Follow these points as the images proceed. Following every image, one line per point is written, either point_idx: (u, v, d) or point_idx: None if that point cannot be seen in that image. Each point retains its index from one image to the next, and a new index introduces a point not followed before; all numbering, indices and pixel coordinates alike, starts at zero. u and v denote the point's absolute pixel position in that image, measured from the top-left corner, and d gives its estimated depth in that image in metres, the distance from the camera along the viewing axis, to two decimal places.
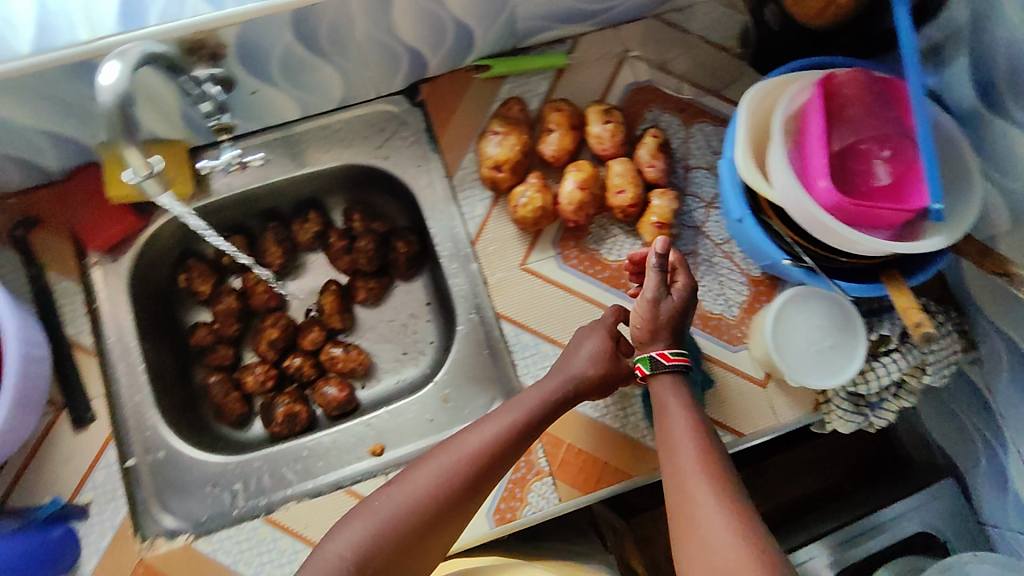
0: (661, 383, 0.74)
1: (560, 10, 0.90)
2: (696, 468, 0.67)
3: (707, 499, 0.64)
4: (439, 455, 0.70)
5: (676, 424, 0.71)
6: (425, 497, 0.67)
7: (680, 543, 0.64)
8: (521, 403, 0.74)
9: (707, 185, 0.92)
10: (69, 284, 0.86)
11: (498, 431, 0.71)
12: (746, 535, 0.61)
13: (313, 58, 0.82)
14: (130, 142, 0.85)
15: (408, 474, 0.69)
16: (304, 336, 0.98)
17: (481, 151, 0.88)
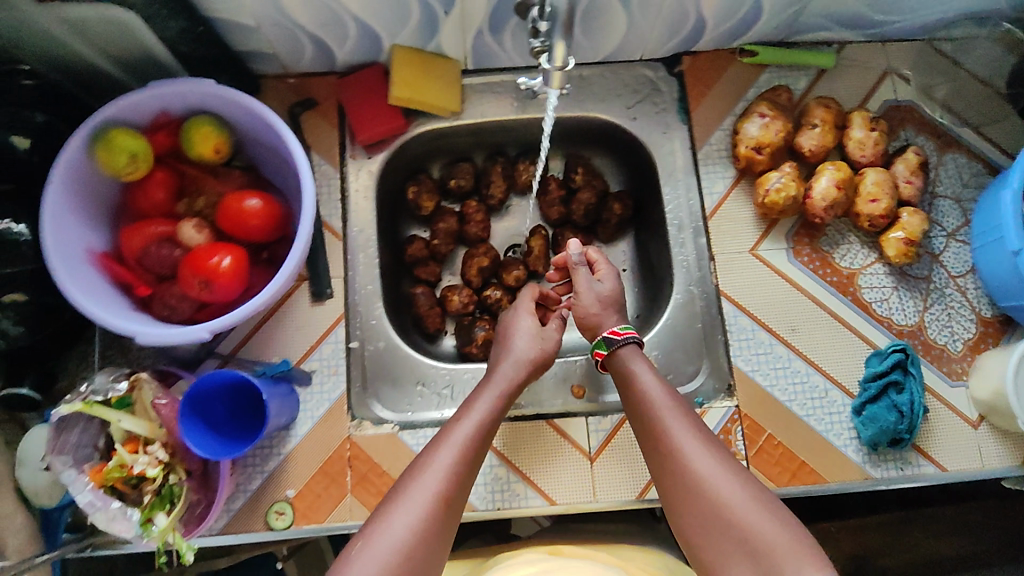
0: (626, 355, 0.78)
1: (848, 12, 0.89)
2: (687, 430, 0.69)
3: (709, 462, 0.66)
4: (444, 453, 0.66)
5: (650, 383, 0.74)
6: (445, 492, 0.64)
7: (685, 507, 0.65)
8: (500, 376, 0.76)
9: (951, 215, 0.91)
10: (329, 169, 0.91)
11: (489, 416, 0.72)
12: (759, 503, 0.62)
13: (615, 5, 0.84)
14: (418, 51, 0.90)
15: (417, 469, 0.66)
16: (508, 271, 1.00)
17: (739, 131, 0.89)
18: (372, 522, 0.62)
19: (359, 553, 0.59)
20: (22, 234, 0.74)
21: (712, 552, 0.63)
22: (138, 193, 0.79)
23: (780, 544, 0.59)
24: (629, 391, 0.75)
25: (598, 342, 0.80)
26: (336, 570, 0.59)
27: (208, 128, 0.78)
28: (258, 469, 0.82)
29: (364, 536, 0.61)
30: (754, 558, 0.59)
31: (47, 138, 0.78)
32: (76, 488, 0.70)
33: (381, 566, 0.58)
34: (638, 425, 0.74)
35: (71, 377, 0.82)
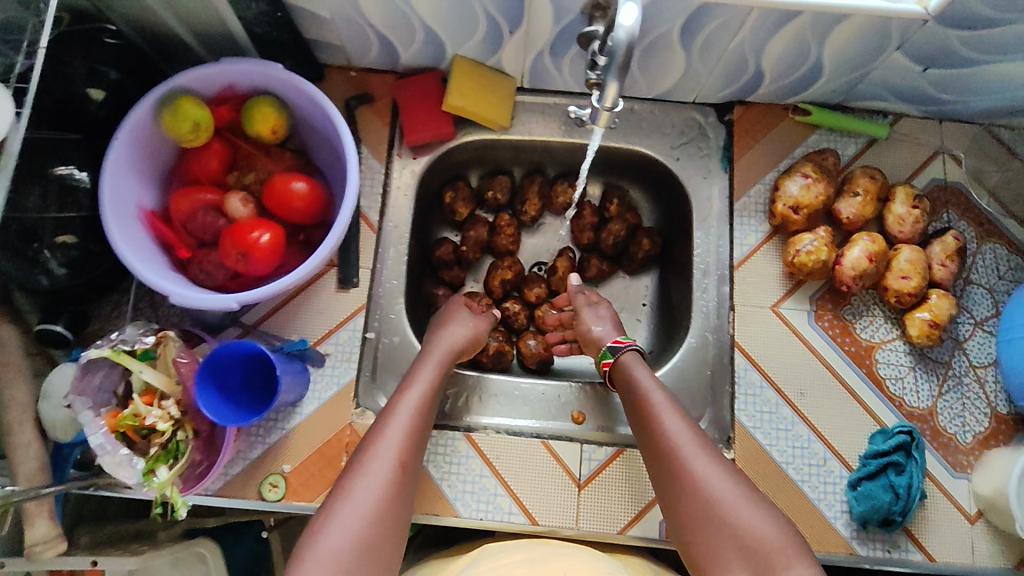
0: (630, 359, 0.85)
1: (908, 88, 0.89)
2: (686, 430, 0.75)
3: (708, 462, 0.72)
4: (395, 421, 0.73)
5: (651, 384, 0.80)
6: (398, 462, 0.70)
7: (682, 501, 0.71)
8: (433, 355, 0.82)
9: (981, 305, 0.90)
10: (374, 164, 0.94)
11: (429, 385, 0.78)
12: (753, 503, 0.69)
13: (677, 50, 0.84)
14: (478, 63, 0.92)
15: (374, 438, 0.71)
16: (530, 287, 1.03)
17: (779, 188, 0.90)
18: (337, 489, 0.68)
19: (327, 517, 0.65)
20: (83, 182, 0.79)
21: (704, 544, 0.68)
22: (194, 160, 0.83)
23: (771, 540, 0.65)
24: (631, 392, 0.81)
25: (603, 352, 0.88)
26: (311, 528, 0.65)
27: (269, 108, 0.81)
28: (260, 440, 0.85)
29: (331, 500, 0.67)
30: (747, 552, 0.65)
31: (120, 97, 0.83)
32: (91, 428, 0.73)
33: (351, 529, 0.64)
34: (637, 424, 0.80)
35: (102, 322, 0.86)
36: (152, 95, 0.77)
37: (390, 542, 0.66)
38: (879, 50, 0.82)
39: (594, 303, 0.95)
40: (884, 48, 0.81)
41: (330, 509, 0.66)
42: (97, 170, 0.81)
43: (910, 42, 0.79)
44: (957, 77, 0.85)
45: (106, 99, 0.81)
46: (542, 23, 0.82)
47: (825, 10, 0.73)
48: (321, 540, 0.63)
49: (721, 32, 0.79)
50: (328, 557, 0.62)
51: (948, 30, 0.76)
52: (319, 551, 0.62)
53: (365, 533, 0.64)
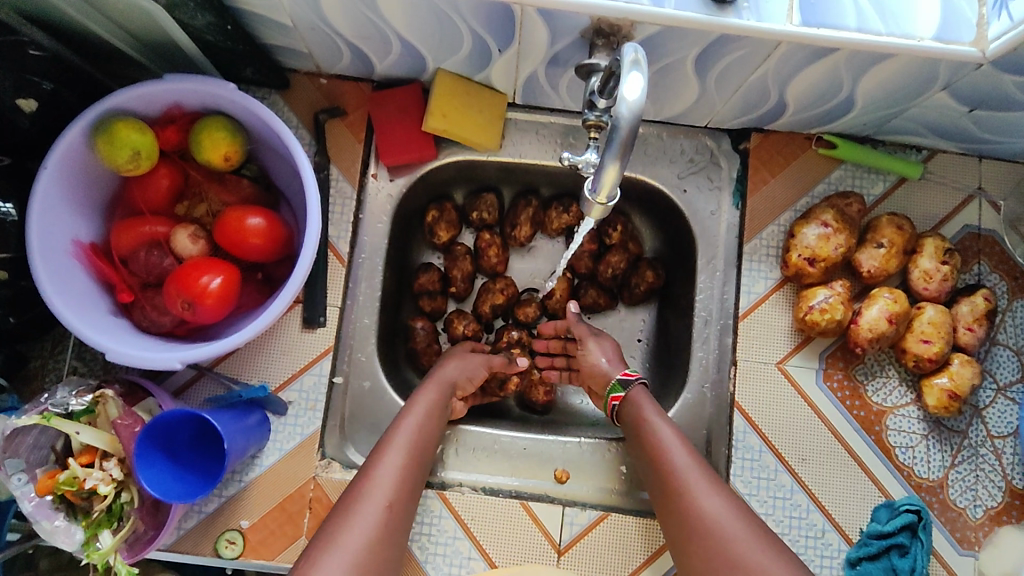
0: (636, 394, 0.78)
1: (949, 125, 0.79)
2: (694, 466, 0.68)
3: (718, 501, 0.65)
4: (395, 449, 0.67)
5: (657, 419, 0.74)
6: (394, 496, 0.64)
7: (694, 546, 0.64)
8: (438, 379, 0.77)
9: (1006, 369, 0.83)
10: (346, 187, 0.85)
11: (432, 412, 0.73)
12: (768, 544, 0.61)
13: (691, 76, 0.74)
14: (465, 79, 0.82)
15: (371, 468, 0.65)
16: (523, 308, 0.92)
17: (795, 234, 0.81)
18: (327, 525, 0.61)
19: (316, 555, 0.58)
20: (9, 213, 0.69)
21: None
22: (137, 188, 0.74)
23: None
24: (637, 429, 0.75)
25: (613, 385, 0.81)
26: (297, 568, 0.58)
27: (220, 134, 0.72)
28: (216, 493, 0.78)
29: (322, 536, 0.60)
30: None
31: (49, 112, 0.72)
32: (24, 496, 0.68)
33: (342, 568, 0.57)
34: (643, 464, 0.73)
35: (42, 360, 0.78)
36: (83, 120, 0.67)
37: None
38: (920, 87, 0.71)
39: (598, 334, 0.86)
40: (926, 86, 0.71)
41: (320, 547, 0.58)
42: (24, 199, 0.71)
43: (957, 83, 0.69)
44: (1007, 119, 0.75)
45: (40, 109, 0.70)
46: (536, 44, 0.71)
47: (864, 48, 0.63)
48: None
49: (741, 62, 0.69)
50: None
51: (1003, 74, 0.66)
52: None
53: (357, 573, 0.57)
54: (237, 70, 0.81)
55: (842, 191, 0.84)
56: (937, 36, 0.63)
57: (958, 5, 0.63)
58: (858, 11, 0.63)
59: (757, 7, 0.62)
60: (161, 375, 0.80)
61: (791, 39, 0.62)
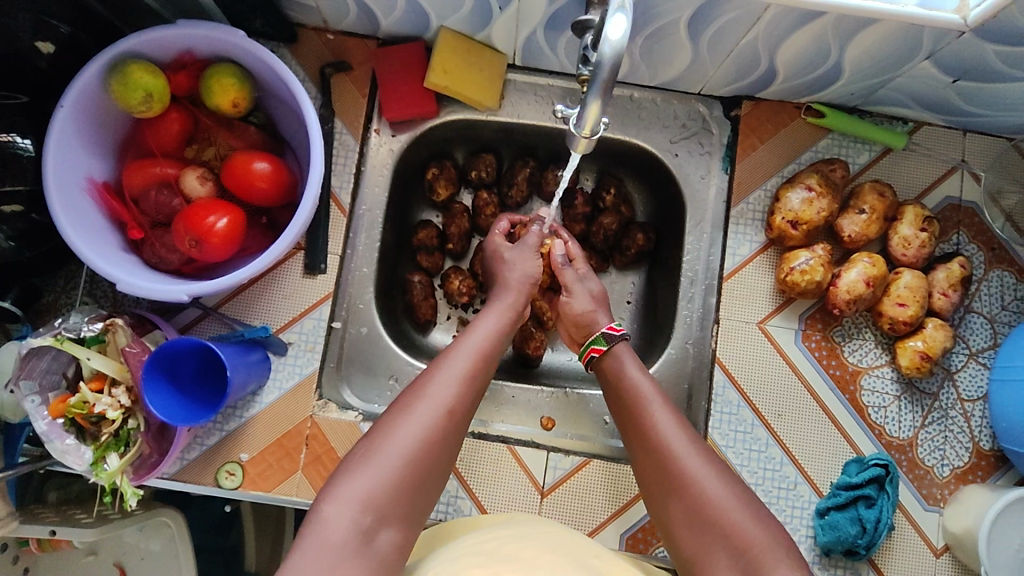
0: (618, 353, 0.78)
1: (933, 96, 0.82)
2: (674, 425, 0.68)
3: (698, 460, 0.65)
4: (457, 359, 0.67)
5: (640, 381, 0.73)
6: (454, 403, 0.64)
7: (671, 500, 0.65)
8: (505, 294, 0.79)
9: (979, 335, 0.86)
10: (349, 140, 0.88)
11: (498, 330, 0.73)
12: (743, 500, 0.62)
13: (685, 40, 0.76)
14: (466, 38, 0.84)
15: (429, 375, 0.65)
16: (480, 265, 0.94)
17: (780, 199, 0.84)
18: (383, 419, 0.62)
19: (373, 446, 0.60)
20: (25, 148, 0.72)
21: (692, 546, 0.62)
22: (149, 130, 0.78)
23: (761, 545, 0.59)
24: (619, 388, 0.74)
25: (596, 337, 0.80)
26: (351, 457, 0.60)
27: (230, 80, 0.75)
28: (218, 426, 0.82)
29: (377, 429, 0.61)
30: (733, 550, 0.59)
31: (68, 55, 0.75)
32: (37, 415, 0.71)
33: (393, 463, 0.59)
34: (624, 421, 0.73)
35: (55, 294, 0.82)
36: (99, 61, 0.70)
37: (431, 481, 0.61)
38: (905, 56, 0.74)
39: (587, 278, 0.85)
40: (911, 55, 0.74)
41: (377, 437, 0.60)
42: (40, 136, 0.74)
43: (941, 52, 0.72)
44: (989, 91, 0.78)
45: (57, 50, 0.73)
46: (535, 2, 0.74)
47: (851, 12, 0.66)
48: (360, 473, 0.58)
49: (732, 25, 0.72)
50: (362, 493, 0.57)
51: (984, 42, 0.68)
52: (354, 483, 0.57)
53: (408, 471, 0.59)
54: (247, 23, 0.84)
55: (827, 159, 0.86)
56: (920, 4, 0.67)
57: None
58: None
59: None
60: (167, 313, 0.83)
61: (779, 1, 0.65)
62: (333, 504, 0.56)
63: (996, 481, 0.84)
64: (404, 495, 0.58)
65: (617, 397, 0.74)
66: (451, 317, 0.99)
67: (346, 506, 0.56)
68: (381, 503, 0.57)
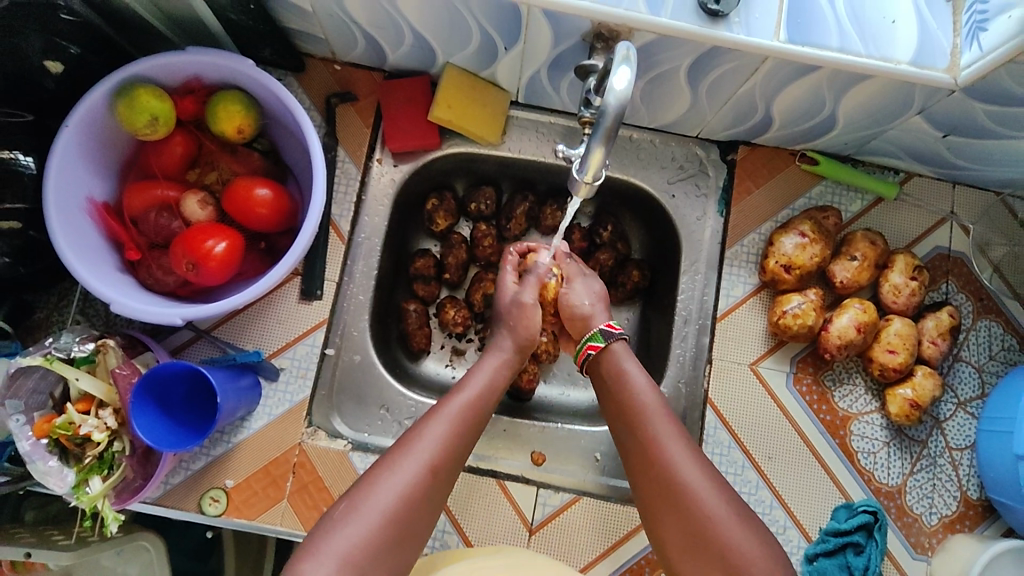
0: (615, 354, 0.76)
1: (924, 149, 0.84)
2: (676, 440, 0.67)
3: (698, 474, 0.64)
4: (441, 419, 0.67)
5: (642, 385, 0.72)
6: (438, 459, 0.64)
7: (668, 516, 0.64)
8: (502, 347, 0.77)
9: (967, 385, 0.87)
10: (351, 168, 0.89)
11: (492, 386, 0.73)
12: (747, 526, 0.61)
13: (685, 86, 0.78)
14: (471, 74, 0.86)
15: (414, 431, 0.66)
16: (478, 287, 0.95)
17: (774, 243, 0.85)
18: (369, 472, 0.62)
19: (355, 502, 0.60)
20: (28, 166, 0.73)
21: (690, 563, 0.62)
22: (152, 153, 0.79)
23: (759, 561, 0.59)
24: (619, 389, 0.73)
25: (592, 334, 0.78)
26: (333, 512, 0.60)
27: (235, 107, 0.76)
28: (204, 452, 0.81)
29: (361, 482, 0.62)
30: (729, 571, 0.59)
31: (74, 76, 0.76)
32: (22, 435, 0.70)
33: (374, 517, 0.59)
34: (621, 427, 0.72)
35: (47, 311, 0.82)
36: (107, 84, 0.71)
37: (413, 537, 0.61)
38: (898, 109, 0.76)
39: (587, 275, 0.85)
40: (904, 108, 0.75)
41: (361, 490, 0.61)
42: (43, 155, 0.75)
43: (932, 108, 0.74)
44: (979, 146, 0.80)
45: (65, 71, 0.74)
46: (540, 44, 0.76)
47: (845, 68, 0.68)
48: (342, 527, 0.58)
49: (730, 74, 0.74)
50: (341, 550, 0.57)
51: (974, 101, 0.71)
52: (334, 541, 0.57)
53: (388, 527, 0.59)
54: (256, 50, 0.86)
55: (821, 205, 0.88)
56: (914, 60, 0.68)
57: (932, 33, 0.68)
58: (841, 31, 0.67)
59: (748, 24, 0.67)
60: (160, 334, 0.83)
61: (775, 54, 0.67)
62: (313, 561, 0.56)
63: (984, 531, 0.84)
64: (382, 553, 0.59)
65: (615, 400, 0.73)
66: (445, 346, 0.99)
67: (324, 563, 0.56)
68: (360, 561, 0.57)
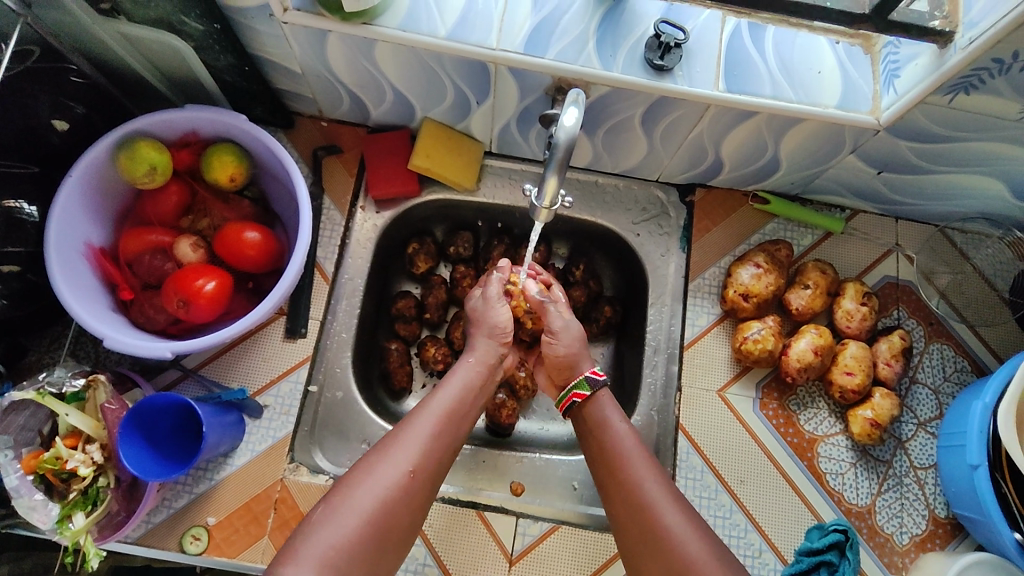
0: (598, 402, 0.79)
1: (864, 186, 0.92)
2: (654, 480, 0.70)
3: (676, 514, 0.67)
4: (421, 422, 0.70)
5: (621, 429, 0.75)
6: (418, 461, 0.67)
7: (646, 558, 0.66)
8: (477, 350, 0.82)
9: (925, 406, 0.91)
10: (336, 215, 0.95)
11: (468, 390, 0.76)
12: (718, 555, 0.64)
13: (641, 133, 0.86)
14: (448, 127, 0.94)
15: (395, 435, 0.68)
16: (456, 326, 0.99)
17: (732, 274, 0.91)
18: (350, 473, 0.65)
19: (335, 505, 0.62)
20: (31, 215, 0.78)
21: None
22: (149, 202, 0.85)
23: None
24: (601, 436, 0.76)
25: (580, 382, 0.81)
26: (316, 511, 0.62)
27: (229, 157, 0.82)
28: (186, 489, 0.82)
29: (342, 485, 0.64)
30: None
31: (79, 132, 0.82)
32: (8, 470, 0.72)
33: (380, 488, 0.63)
34: (601, 472, 0.74)
35: (39, 354, 0.85)
36: (109, 138, 0.77)
37: (390, 538, 0.63)
38: (834, 148, 0.83)
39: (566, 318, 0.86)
40: (839, 148, 0.83)
41: (341, 492, 0.63)
42: (46, 205, 0.80)
43: (863, 147, 0.82)
44: (911, 181, 0.88)
45: (71, 129, 0.80)
46: (507, 98, 0.84)
47: (780, 112, 0.76)
48: (324, 527, 0.60)
49: (680, 121, 0.81)
50: (321, 551, 0.58)
51: (898, 139, 0.79)
52: (315, 542, 0.59)
53: (369, 529, 0.61)
54: (249, 109, 0.93)
55: (774, 240, 0.95)
56: (840, 104, 0.76)
57: (855, 82, 0.77)
58: (773, 81, 0.76)
59: (690, 76, 0.75)
60: (149, 373, 0.86)
61: (716, 101, 0.75)
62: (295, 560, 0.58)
63: (955, 548, 0.85)
64: (361, 556, 0.60)
65: (596, 445, 0.76)
66: (426, 385, 1.02)
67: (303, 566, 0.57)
68: (342, 559, 0.59)
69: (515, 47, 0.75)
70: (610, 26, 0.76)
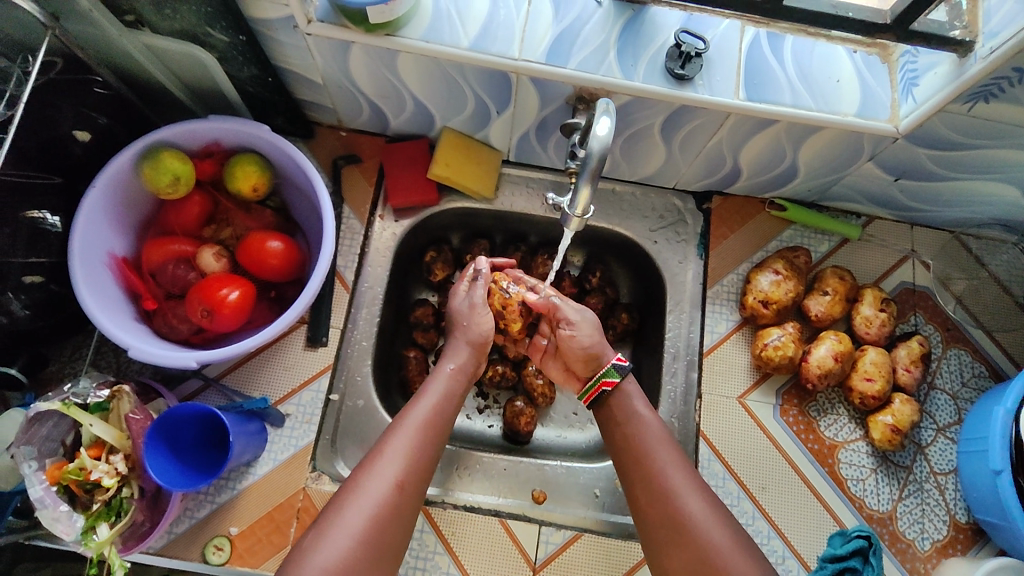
0: (622, 392, 0.78)
1: (880, 193, 0.92)
2: (677, 467, 0.71)
3: (701, 503, 0.67)
4: (399, 436, 0.69)
5: (646, 415, 0.76)
6: (400, 477, 0.67)
7: (670, 547, 0.67)
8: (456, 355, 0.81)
9: (944, 411, 0.91)
10: (355, 224, 0.95)
11: (446, 401, 0.76)
12: (739, 545, 0.65)
13: (659, 141, 0.87)
14: (467, 136, 0.95)
15: (377, 451, 0.68)
16: None
17: (751, 281, 0.92)
18: (340, 494, 0.65)
19: (325, 529, 0.62)
20: (55, 225, 0.78)
21: None
22: (172, 212, 0.85)
23: None
24: (625, 423, 0.76)
25: (606, 370, 0.80)
26: (307, 538, 0.62)
27: (251, 167, 0.83)
28: (209, 499, 0.82)
29: (331, 508, 0.64)
30: None
31: (102, 143, 0.83)
32: (35, 480, 0.72)
33: (366, 507, 0.63)
34: (625, 458, 0.75)
35: (61, 363, 0.85)
36: (132, 149, 0.77)
37: (384, 556, 0.64)
38: (852, 155, 0.84)
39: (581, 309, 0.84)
40: (857, 155, 0.83)
41: (330, 515, 0.63)
42: (69, 215, 0.80)
43: (881, 155, 0.83)
44: (928, 188, 0.88)
45: (94, 139, 0.81)
46: (528, 107, 0.84)
47: (799, 120, 0.76)
48: (315, 551, 0.60)
49: (699, 129, 0.82)
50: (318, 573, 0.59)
51: (916, 147, 0.79)
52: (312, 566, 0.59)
53: (361, 548, 0.62)
54: (269, 119, 0.94)
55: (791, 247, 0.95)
56: (859, 112, 0.77)
57: (873, 90, 0.78)
58: (792, 89, 0.77)
59: (711, 85, 0.76)
60: (171, 382, 0.87)
61: (737, 109, 0.76)
62: None
63: (977, 553, 0.86)
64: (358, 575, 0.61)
65: (620, 431, 0.76)
66: None
67: None
68: None
69: (538, 58, 0.75)
70: (631, 36, 0.77)
